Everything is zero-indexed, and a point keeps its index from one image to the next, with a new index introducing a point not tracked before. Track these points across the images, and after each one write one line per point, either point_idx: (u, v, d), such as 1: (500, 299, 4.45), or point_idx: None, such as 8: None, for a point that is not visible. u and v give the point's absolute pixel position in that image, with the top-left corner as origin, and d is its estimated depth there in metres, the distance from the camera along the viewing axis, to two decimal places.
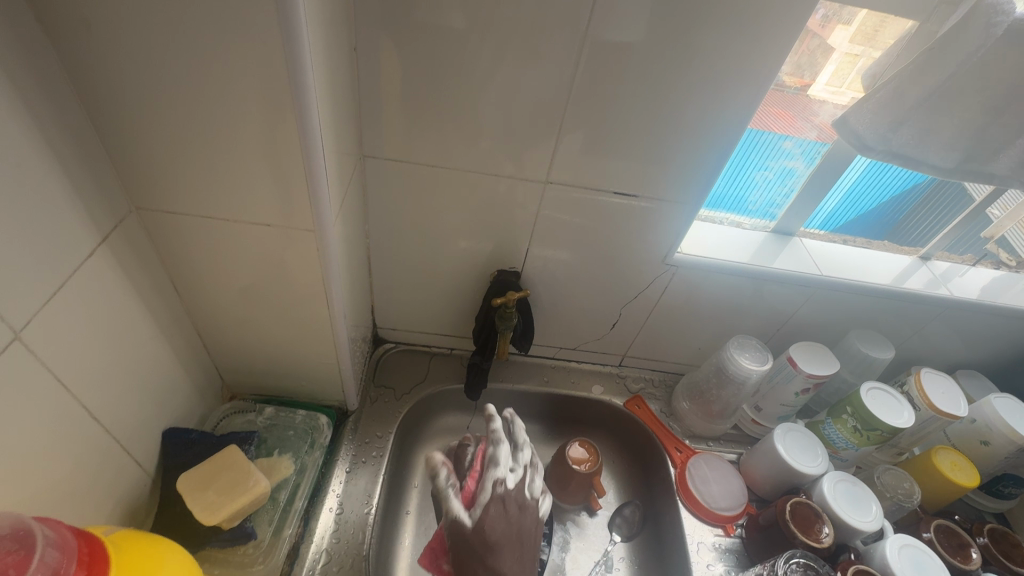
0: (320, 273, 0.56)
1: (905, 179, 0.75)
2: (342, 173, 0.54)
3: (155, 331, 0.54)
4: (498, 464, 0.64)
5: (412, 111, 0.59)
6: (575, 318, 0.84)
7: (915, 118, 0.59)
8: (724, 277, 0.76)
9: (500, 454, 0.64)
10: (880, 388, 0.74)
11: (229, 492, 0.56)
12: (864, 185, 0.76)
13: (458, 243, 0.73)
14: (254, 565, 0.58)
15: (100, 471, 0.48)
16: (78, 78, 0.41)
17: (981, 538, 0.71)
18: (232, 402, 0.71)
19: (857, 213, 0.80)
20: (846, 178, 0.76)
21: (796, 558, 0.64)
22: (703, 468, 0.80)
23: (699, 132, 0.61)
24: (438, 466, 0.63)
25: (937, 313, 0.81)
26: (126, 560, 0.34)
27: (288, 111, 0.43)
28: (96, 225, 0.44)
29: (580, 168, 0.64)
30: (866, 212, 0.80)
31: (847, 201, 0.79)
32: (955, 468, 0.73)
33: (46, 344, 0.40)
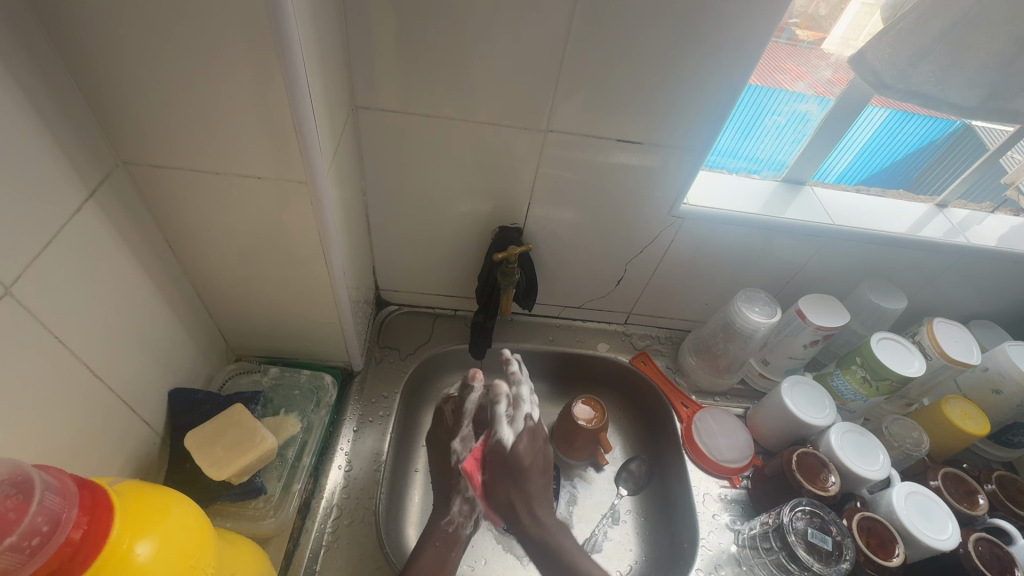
0: (315, 230, 0.55)
1: (919, 138, 0.74)
2: (333, 125, 0.52)
3: (152, 290, 0.54)
4: (523, 403, 0.67)
5: (404, 57, 0.56)
6: (579, 275, 0.82)
7: (937, 52, 0.56)
8: (732, 228, 0.74)
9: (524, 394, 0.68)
10: (891, 338, 0.73)
11: (236, 448, 0.57)
12: (877, 145, 0.75)
13: (457, 199, 0.71)
14: (265, 517, 0.59)
15: (106, 428, 0.49)
16: (46, 19, 0.38)
17: (989, 485, 0.71)
18: (237, 363, 0.71)
19: (869, 173, 0.78)
20: (856, 138, 0.74)
21: (802, 505, 0.64)
22: (709, 422, 0.80)
23: (709, 72, 0.57)
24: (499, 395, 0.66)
25: (953, 263, 0.79)
26: (131, 507, 0.35)
27: (271, 53, 0.41)
28: (83, 180, 0.43)
29: (581, 116, 0.61)
30: (879, 172, 0.78)
31: (861, 160, 0.77)
32: (965, 417, 0.72)
33: (39, 300, 0.40)
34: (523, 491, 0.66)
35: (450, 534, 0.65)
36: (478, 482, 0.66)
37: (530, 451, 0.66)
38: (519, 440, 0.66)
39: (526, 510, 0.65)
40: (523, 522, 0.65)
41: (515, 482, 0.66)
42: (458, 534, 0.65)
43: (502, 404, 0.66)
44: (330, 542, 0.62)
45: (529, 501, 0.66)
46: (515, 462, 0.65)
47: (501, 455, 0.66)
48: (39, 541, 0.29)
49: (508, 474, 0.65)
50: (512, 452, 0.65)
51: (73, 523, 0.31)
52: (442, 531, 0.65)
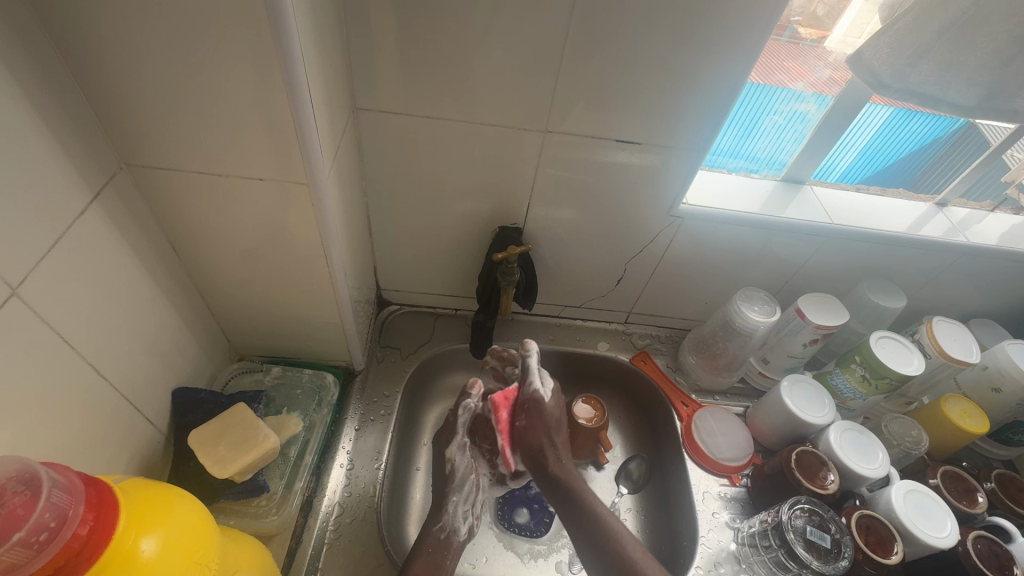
0: (316, 231, 0.55)
1: (924, 133, 0.73)
2: (334, 126, 0.53)
3: (156, 291, 0.54)
4: (533, 375, 0.71)
5: (404, 59, 0.57)
6: (579, 275, 0.83)
7: (934, 52, 0.56)
8: (731, 227, 0.74)
9: (533, 365, 0.72)
10: (890, 337, 0.73)
11: (239, 447, 0.57)
12: (881, 141, 0.74)
13: (457, 200, 0.71)
14: (268, 515, 0.59)
15: (111, 427, 0.49)
16: (52, 25, 0.39)
17: (988, 484, 0.71)
18: (239, 363, 0.72)
19: (872, 169, 0.78)
20: (860, 134, 0.73)
21: (801, 503, 0.64)
22: (709, 421, 0.80)
23: (707, 72, 0.57)
24: (530, 351, 0.72)
25: (953, 261, 0.79)
26: (135, 505, 0.35)
27: (271, 57, 0.41)
28: (87, 182, 0.44)
29: (580, 117, 0.62)
30: (882, 168, 0.78)
31: (863, 158, 0.77)
32: (965, 416, 0.72)
33: (44, 301, 0.40)
34: (548, 444, 0.68)
35: (442, 541, 0.65)
36: (501, 419, 0.69)
37: (554, 413, 0.70)
38: (542, 401, 0.69)
39: (553, 453, 0.68)
40: (547, 465, 0.67)
41: (547, 429, 0.69)
42: (450, 541, 0.65)
43: (524, 371, 0.71)
44: (332, 540, 0.63)
45: (554, 453, 0.68)
46: (547, 415, 0.69)
47: (538, 408, 0.69)
48: (46, 536, 0.29)
49: (536, 421, 0.69)
50: (546, 408, 0.69)
51: (80, 519, 0.31)
52: (434, 538, 0.65)
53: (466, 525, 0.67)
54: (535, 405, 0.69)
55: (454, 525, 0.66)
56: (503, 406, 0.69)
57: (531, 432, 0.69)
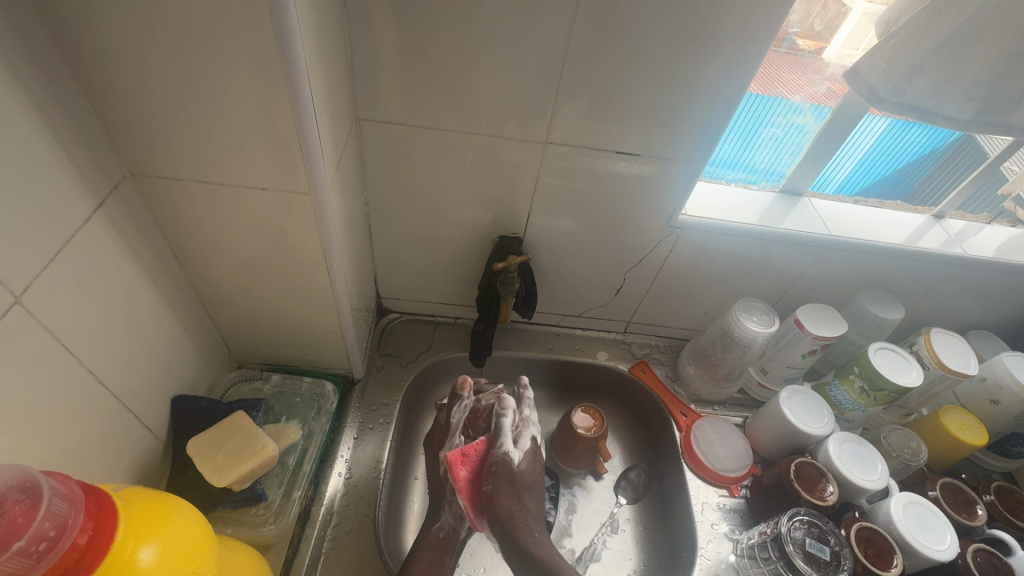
0: (318, 241, 0.56)
1: (921, 146, 0.74)
2: (336, 137, 0.53)
3: (157, 299, 0.55)
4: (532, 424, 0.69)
5: (406, 72, 0.57)
6: (579, 284, 0.83)
7: (929, 68, 0.57)
8: (730, 238, 0.75)
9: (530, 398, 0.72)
10: (888, 348, 0.73)
11: (238, 455, 0.57)
12: (880, 151, 0.75)
13: (458, 209, 0.72)
14: (266, 524, 0.59)
15: (110, 435, 0.49)
16: (61, 38, 0.40)
17: (987, 496, 0.71)
18: (239, 371, 0.72)
19: (872, 180, 0.79)
20: (859, 144, 0.74)
21: (800, 515, 0.64)
22: (707, 431, 0.81)
23: (705, 86, 0.58)
24: (508, 408, 0.68)
25: (951, 273, 0.80)
26: (133, 514, 0.35)
27: (277, 69, 0.42)
28: (91, 192, 0.44)
29: (580, 129, 0.62)
30: (881, 179, 0.79)
31: (862, 168, 0.78)
32: (963, 427, 0.72)
33: (47, 309, 0.41)
34: (521, 515, 0.61)
35: (442, 541, 0.64)
36: (461, 478, 0.63)
37: (531, 470, 0.65)
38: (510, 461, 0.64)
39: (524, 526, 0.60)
40: (516, 535, 0.59)
41: (518, 492, 0.62)
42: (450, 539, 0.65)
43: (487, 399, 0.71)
44: (330, 549, 0.63)
45: (529, 526, 0.61)
46: (521, 477, 0.64)
47: (506, 471, 0.63)
48: (46, 546, 0.29)
49: (505, 485, 0.62)
50: (515, 467, 0.64)
51: (79, 528, 0.31)
52: (433, 537, 0.64)
53: (467, 524, 0.66)
54: (502, 467, 0.63)
55: (456, 523, 0.66)
56: (461, 463, 0.63)
57: (500, 497, 0.61)
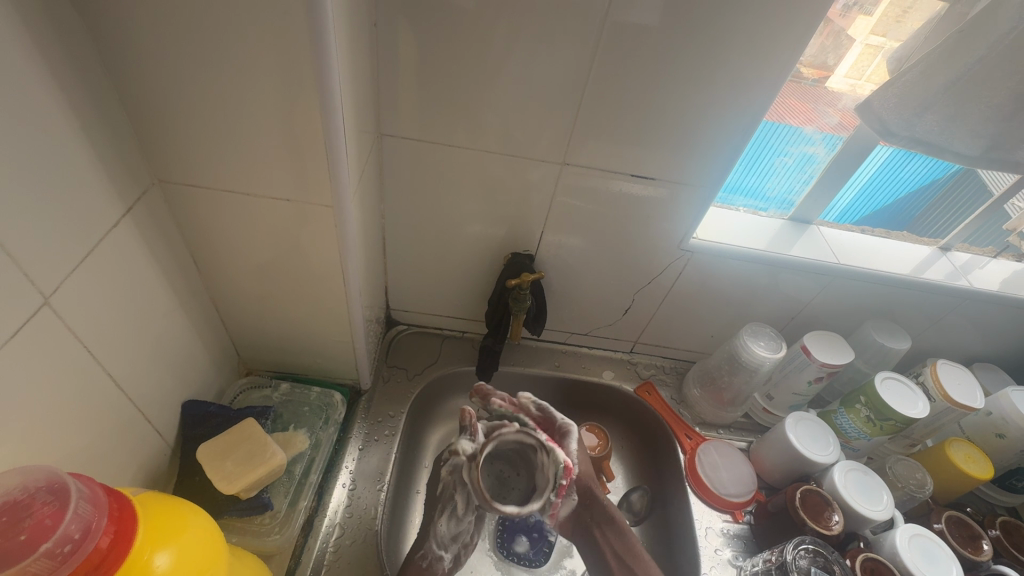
0: (336, 252, 0.56)
1: (923, 174, 0.75)
2: (360, 152, 0.55)
3: (176, 304, 0.55)
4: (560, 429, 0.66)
5: (430, 91, 0.59)
6: (588, 303, 0.83)
7: (940, 105, 0.58)
8: (741, 263, 0.75)
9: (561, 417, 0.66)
10: (894, 378, 0.73)
11: (246, 463, 0.57)
12: (880, 180, 0.76)
13: (472, 225, 0.73)
14: (271, 534, 0.59)
15: (122, 438, 0.49)
16: (104, 50, 0.41)
17: (993, 531, 0.70)
18: (248, 378, 0.72)
19: (873, 208, 0.80)
20: (863, 170, 0.75)
21: (805, 543, 0.64)
22: (713, 455, 0.80)
23: (721, 113, 0.60)
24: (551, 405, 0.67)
25: (957, 305, 0.80)
26: (151, 518, 0.35)
27: (309, 87, 0.43)
28: (121, 197, 0.45)
29: (597, 152, 0.64)
30: (882, 207, 0.80)
31: (863, 196, 0.79)
32: (969, 460, 0.72)
33: (72, 311, 0.41)
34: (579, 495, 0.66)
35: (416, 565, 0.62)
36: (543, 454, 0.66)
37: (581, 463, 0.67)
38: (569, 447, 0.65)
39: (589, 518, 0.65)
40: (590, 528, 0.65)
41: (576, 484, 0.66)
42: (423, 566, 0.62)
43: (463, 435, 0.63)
44: (331, 562, 0.62)
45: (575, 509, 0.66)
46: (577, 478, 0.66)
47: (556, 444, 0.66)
48: (70, 548, 0.29)
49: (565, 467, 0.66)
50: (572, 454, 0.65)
51: (102, 530, 0.31)
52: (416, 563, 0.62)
53: (451, 552, 0.63)
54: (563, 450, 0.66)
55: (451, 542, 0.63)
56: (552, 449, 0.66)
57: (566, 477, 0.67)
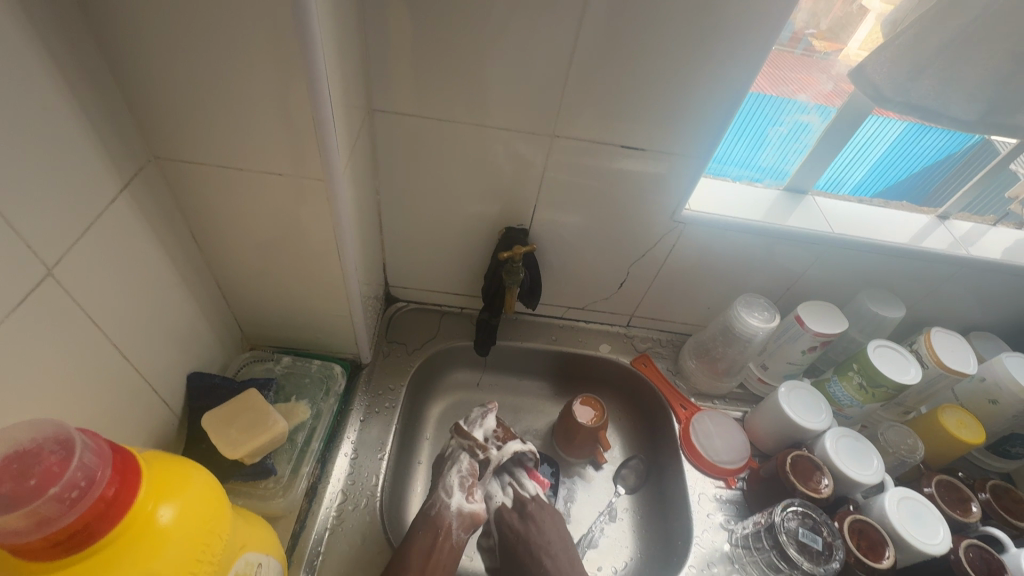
0: (330, 227, 0.57)
1: (937, 150, 0.76)
2: (351, 127, 0.55)
3: (177, 278, 0.57)
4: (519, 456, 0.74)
5: (420, 64, 0.59)
6: (583, 277, 0.84)
7: (934, 68, 0.58)
8: (735, 234, 0.76)
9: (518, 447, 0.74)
10: (887, 345, 0.74)
11: (250, 431, 0.59)
12: (893, 155, 0.77)
13: (466, 200, 0.73)
14: (275, 497, 0.61)
15: (129, 405, 0.52)
16: (94, 24, 0.41)
17: (982, 494, 0.71)
18: (251, 352, 0.74)
19: (886, 184, 0.81)
20: (874, 148, 0.76)
21: (793, 506, 0.65)
22: (707, 423, 0.81)
23: (712, 81, 0.59)
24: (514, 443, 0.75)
25: (953, 273, 0.80)
26: (155, 471, 0.36)
27: (295, 60, 0.43)
28: (119, 172, 0.46)
29: (588, 124, 0.64)
30: (895, 183, 0.81)
31: (875, 172, 0.79)
32: (961, 426, 0.73)
33: (75, 282, 0.43)
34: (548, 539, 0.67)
35: (433, 520, 0.64)
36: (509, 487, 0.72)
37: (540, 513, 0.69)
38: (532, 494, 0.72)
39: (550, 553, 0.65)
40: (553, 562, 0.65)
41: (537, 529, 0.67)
42: (441, 518, 0.65)
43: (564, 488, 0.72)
44: (335, 525, 0.64)
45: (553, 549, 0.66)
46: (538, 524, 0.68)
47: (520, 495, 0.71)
48: (76, 495, 0.30)
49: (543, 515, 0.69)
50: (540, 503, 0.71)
51: (107, 480, 0.32)
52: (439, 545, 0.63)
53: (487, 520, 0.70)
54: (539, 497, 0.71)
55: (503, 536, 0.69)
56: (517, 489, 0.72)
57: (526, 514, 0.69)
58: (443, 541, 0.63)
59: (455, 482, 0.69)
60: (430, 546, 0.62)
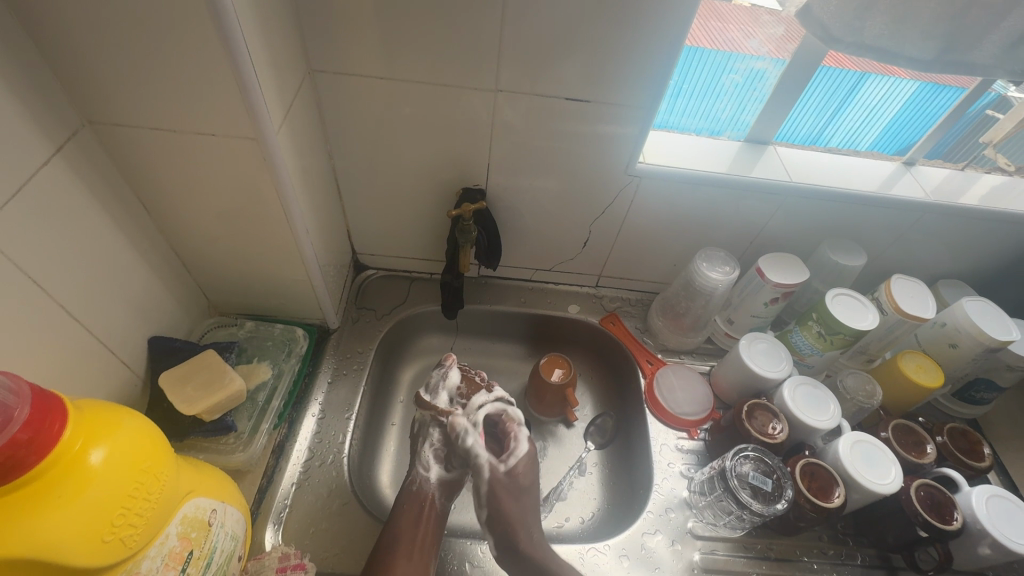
0: (273, 189, 0.58)
1: (951, 110, 0.75)
2: (284, 87, 0.55)
3: (126, 244, 0.58)
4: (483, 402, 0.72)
5: (354, 21, 0.58)
6: (547, 238, 0.85)
7: (882, 5, 0.56)
8: (694, 187, 0.75)
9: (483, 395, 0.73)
10: (846, 293, 0.74)
11: (206, 388, 0.61)
12: (907, 116, 0.76)
13: (420, 162, 0.74)
14: (236, 451, 0.64)
15: (83, 367, 0.53)
16: None
17: (938, 437, 0.72)
18: (216, 318, 0.76)
19: (897, 147, 0.81)
20: (887, 108, 0.76)
21: (745, 450, 0.67)
22: (670, 377, 0.83)
23: (652, 26, 0.58)
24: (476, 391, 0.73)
25: (920, 220, 0.79)
26: (81, 415, 0.37)
27: (204, 15, 0.43)
28: (49, 136, 0.47)
29: (531, 78, 0.63)
30: (907, 146, 0.81)
31: (888, 134, 0.79)
32: (919, 370, 0.73)
33: (10, 243, 0.44)
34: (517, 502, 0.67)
35: (415, 494, 0.67)
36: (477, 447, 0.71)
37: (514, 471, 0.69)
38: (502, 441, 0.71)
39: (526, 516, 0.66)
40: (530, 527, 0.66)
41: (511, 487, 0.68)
42: (423, 492, 0.67)
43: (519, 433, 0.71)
44: (302, 480, 0.67)
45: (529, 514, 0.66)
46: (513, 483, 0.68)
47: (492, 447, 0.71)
48: None
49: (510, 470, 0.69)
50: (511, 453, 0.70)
51: (25, 417, 0.33)
52: (421, 513, 0.65)
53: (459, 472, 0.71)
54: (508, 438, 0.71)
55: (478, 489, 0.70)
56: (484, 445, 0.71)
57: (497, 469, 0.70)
58: (427, 510, 0.66)
59: (432, 456, 0.70)
60: (415, 517, 0.64)
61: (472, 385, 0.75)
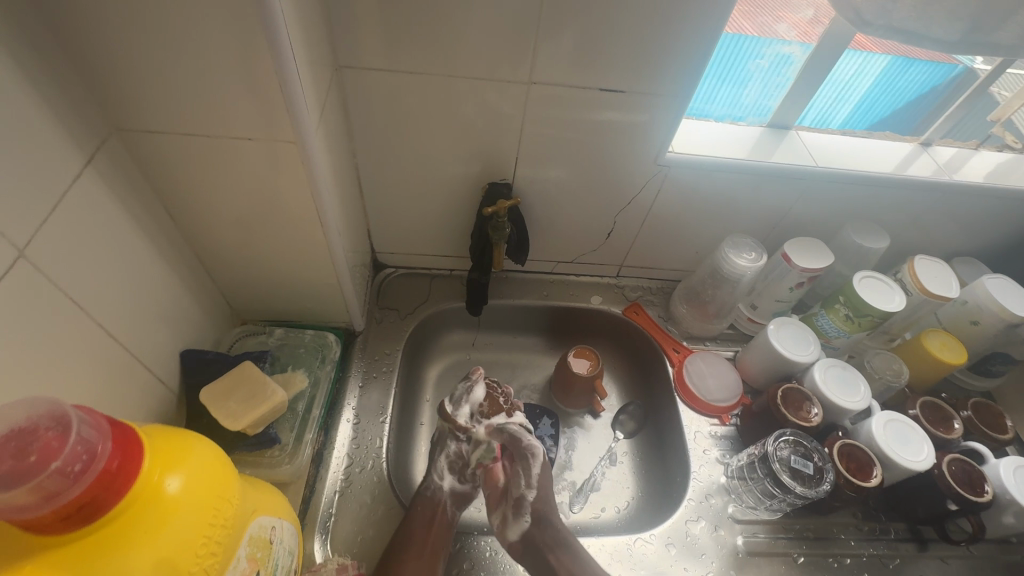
0: (308, 193, 0.56)
1: (917, 85, 0.78)
2: (318, 86, 0.53)
3: (155, 256, 0.56)
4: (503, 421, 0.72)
5: (384, 14, 0.56)
6: (571, 230, 0.84)
7: None
8: (722, 174, 0.75)
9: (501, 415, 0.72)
10: (873, 276, 0.75)
11: (250, 402, 0.60)
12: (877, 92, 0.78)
13: (446, 158, 0.72)
14: (281, 464, 0.63)
15: (122, 386, 0.51)
16: None
17: (965, 412, 0.74)
18: (241, 326, 0.74)
19: (866, 125, 0.82)
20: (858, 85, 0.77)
21: (785, 436, 0.68)
22: (700, 365, 0.83)
23: (690, 14, 0.57)
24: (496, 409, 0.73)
25: (938, 201, 0.81)
26: (156, 445, 0.36)
27: (250, 14, 0.41)
28: (80, 146, 0.44)
29: (565, 69, 0.62)
30: (875, 122, 0.82)
31: (859, 111, 0.81)
32: (943, 347, 0.75)
33: (49, 263, 0.42)
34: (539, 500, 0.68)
35: (429, 500, 0.66)
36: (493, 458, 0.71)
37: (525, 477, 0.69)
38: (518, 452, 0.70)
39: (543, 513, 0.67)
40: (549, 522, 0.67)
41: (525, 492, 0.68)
42: (435, 498, 0.66)
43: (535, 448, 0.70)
44: (344, 488, 0.66)
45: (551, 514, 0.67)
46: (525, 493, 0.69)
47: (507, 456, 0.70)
48: (81, 467, 0.30)
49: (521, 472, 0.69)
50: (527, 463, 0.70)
51: (108, 454, 0.32)
52: (434, 523, 0.63)
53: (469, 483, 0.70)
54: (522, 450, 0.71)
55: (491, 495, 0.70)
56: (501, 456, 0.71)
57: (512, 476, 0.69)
58: (438, 517, 0.64)
59: (446, 465, 0.70)
60: (426, 523, 0.63)
61: (494, 405, 0.73)
